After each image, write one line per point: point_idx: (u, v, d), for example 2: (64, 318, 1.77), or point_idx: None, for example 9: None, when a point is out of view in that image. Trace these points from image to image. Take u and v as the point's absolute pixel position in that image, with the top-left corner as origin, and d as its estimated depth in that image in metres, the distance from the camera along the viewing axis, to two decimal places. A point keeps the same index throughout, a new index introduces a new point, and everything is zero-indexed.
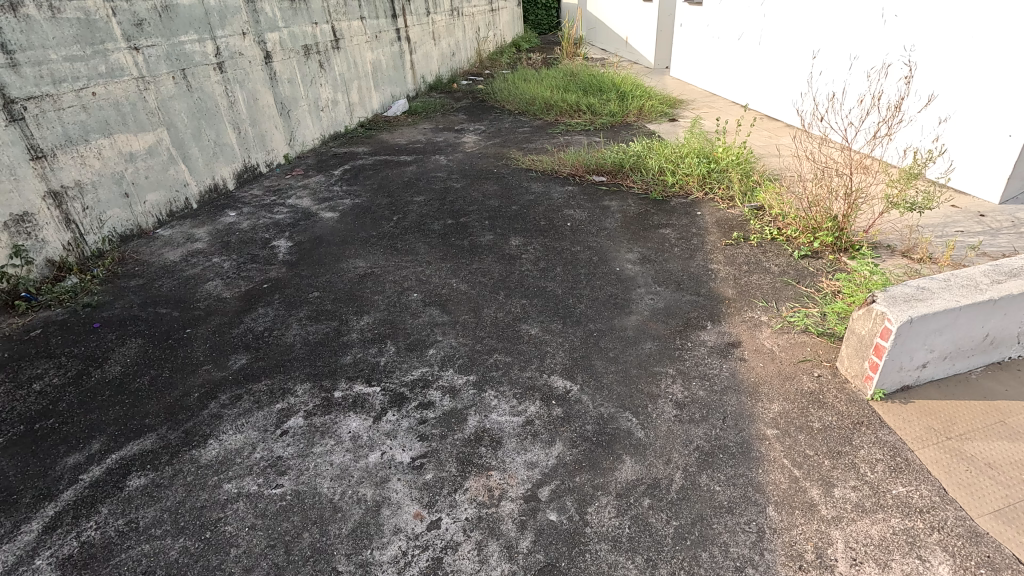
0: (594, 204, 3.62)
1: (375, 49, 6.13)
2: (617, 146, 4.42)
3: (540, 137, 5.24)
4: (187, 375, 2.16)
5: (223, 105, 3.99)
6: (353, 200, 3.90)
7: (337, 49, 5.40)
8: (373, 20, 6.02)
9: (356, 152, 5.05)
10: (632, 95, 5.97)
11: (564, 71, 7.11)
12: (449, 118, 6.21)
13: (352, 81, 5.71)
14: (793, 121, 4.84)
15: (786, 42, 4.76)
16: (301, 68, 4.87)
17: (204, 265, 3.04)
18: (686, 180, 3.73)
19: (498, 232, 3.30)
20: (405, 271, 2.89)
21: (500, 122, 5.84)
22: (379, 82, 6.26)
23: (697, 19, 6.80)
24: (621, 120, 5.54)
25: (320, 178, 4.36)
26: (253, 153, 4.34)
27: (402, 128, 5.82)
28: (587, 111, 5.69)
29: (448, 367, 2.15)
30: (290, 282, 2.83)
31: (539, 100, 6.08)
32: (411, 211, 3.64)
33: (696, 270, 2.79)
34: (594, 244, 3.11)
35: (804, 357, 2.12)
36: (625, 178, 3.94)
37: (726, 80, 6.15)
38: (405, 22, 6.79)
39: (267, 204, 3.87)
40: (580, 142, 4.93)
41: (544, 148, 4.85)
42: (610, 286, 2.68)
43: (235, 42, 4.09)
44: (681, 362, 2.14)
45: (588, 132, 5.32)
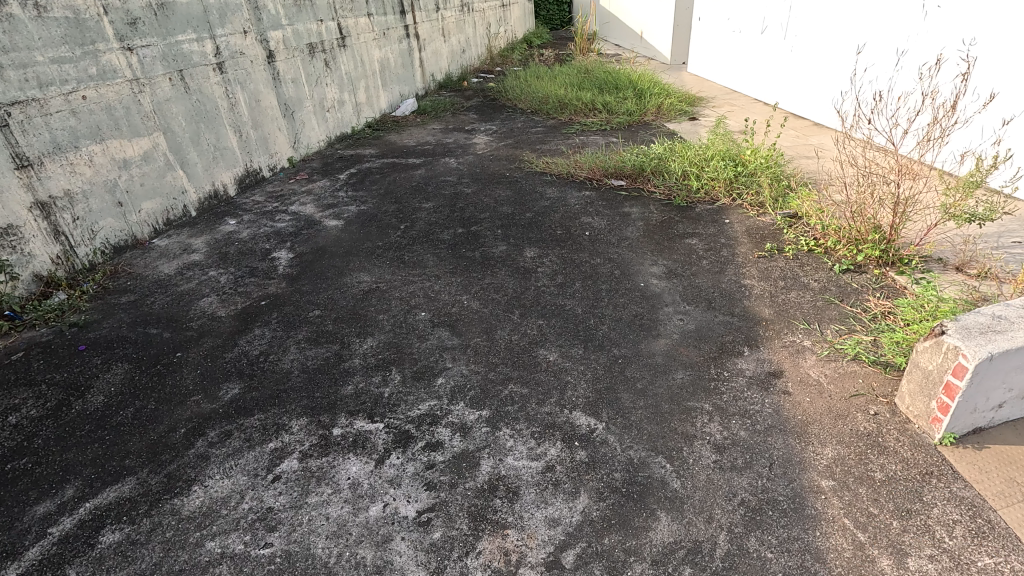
0: (614, 211, 3.40)
1: (382, 47, 5.93)
2: (637, 147, 4.18)
3: (555, 138, 5.01)
4: (174, 408, 1.98)
5: (223, 107, 3.81)
6: (359, 206, 3.71)
7: (344, 47, 5.22)
8: (381, 17, 5.83)
9: (363, 155, 4.86)
10: (650, 92, 5.72)
11: (578, 68, 6.87)
12: (459, 117, 6.00)
13: (360, 80, 5.52)
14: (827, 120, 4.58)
15: (823, 37, 4.49)
16: (306, 67, 4.69)
17: (200, 279, 2.86)
18: (712, 185, 3.49)
19: (512, 243, 3.09)
20: (412, 286, 2.69)
21: (512, 121, 5.62)
22: (387, 80, 6.07)
23: (718, 12, 6.52)
24: (639, 119, 5.30)
25: (325, 183, 4.18)
26: (255, 157, 4.17)
27: (411, 129, 5.63)
28: (603, 110, 5.46)
29: (458, 400, 1.95)
30: (290, 298, 2.64)
31: (553, 99, 5.85)
32: (419, 219, 3.44)
33: (727, 286, 2.56)
34: (615, 256, 2.89)
35: (856, 391, 1.89)
36: (646, 182, 3.71)
37: (752, 76, 5.88)
38: (414, 18, 6.59)
39: (269, 211, 3.69)
40: (596, 143, 4.70)
41: (559, 149, 4.62)
42: (635, 304, 2.46)
43: (236, 41, 3.91)
44: (718, 396, 1.92)
45: (604, 131, 5.09)
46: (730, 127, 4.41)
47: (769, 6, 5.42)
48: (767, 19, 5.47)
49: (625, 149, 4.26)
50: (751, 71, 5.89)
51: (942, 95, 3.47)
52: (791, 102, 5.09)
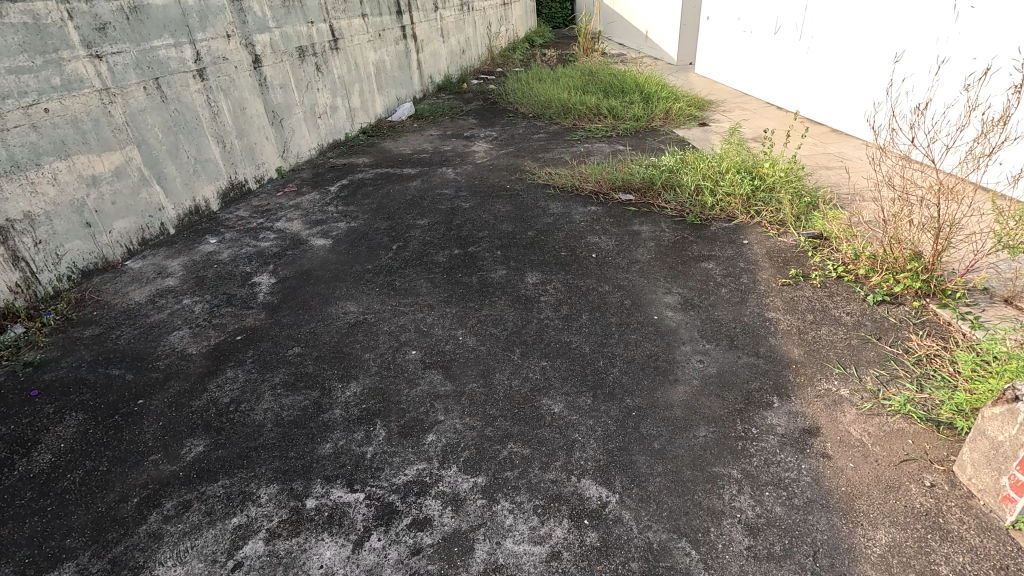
0: (623, 230, 3.16)
1: (378, 49, 5.69)
2: (646, 157, 3.94)
3: (558, 145, 4.77)
4: (129, 470, 1.74)
5: (205, 116, 3.58)
6: (349, 223, 3.47)
7: (337, 50, 4.98)
8: (376, 17, 5.59)
9: (357, 164, 4.62)
10: (657, 96, 5.47)
11: (582, 70, 6.61)
12: (458, 122, 5.76)
13: (353, 84, 5.28)
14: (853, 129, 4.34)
15: (852, 42, 4.24)
16: (295, 72, 4.44)
17: (172, 309, 2.63)
18: (728, 201, 3.25)
19: (512, 266, 2.86)
20: (403, 318, 2.45)
21: (513, 127, 5.38)
22: (383, 84, 5.82)
23: (728, 11, 6.25)
24: (646, 125, 5.06)
25: (314, 196, 3.94)
26: (240, 169, 3.93)
27: (407, 135, 5.38)
28: (608, 115, 5.21)
29: (450, 463, 1.71)
30: (268, 333, 2.40)
31: (555, 103, 5.61)
32: (414, 238, 3.20)
33: (750, 320, 2.32)
34: (625, 282, 2.65)
35: (907, 455, 1.65)
36: (656, 196, 3.46)
37: (767, 80, 5.62)
38: (411, 19, 6.35)
39: (253, 228, 3.45)
40: (602, 152, 4.46)
41: (562, 159, 4.37)
42: (648, 341, 2.22)
43: (219, 46, 3.67)
44: (747, 459, 1.68)
45: (610, 138, 4.85)
46: (744, 136, 4.16)
47: (786, 7, 5.17)
48: (785, 20, 5.22)
49: (633, 159, 4.01)
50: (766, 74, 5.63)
51: (992, 109, 3.22)
52: (813, 109, 4.84)
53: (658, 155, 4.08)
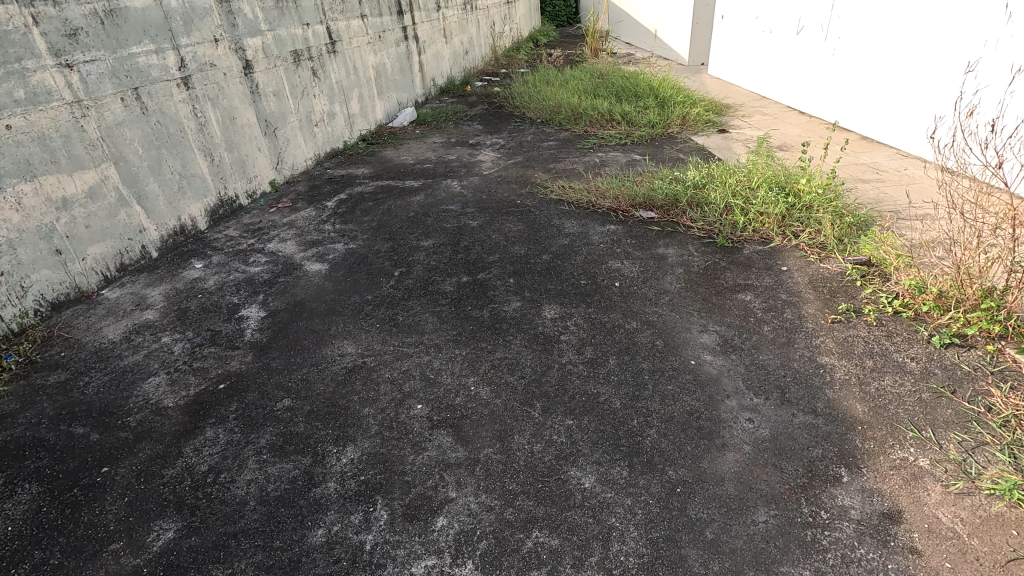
0: (646, 254, 2.88)
1: (378, 52, 5.41)
2: (667, 170, 3.66)
3: (570, 154, 4.49)
4: (84, 566, 1.47)
5: (191, 128, 3.30)
6: (347, 244, 3.19)
7: (335, 53, 4.70)
8: (375, 18, 5.31)
9: (356, 175, 4.34)
10: (672, 100, 5.18)
11: (591, 72, 6.32)
12: (462, 128, 5.48)
13: (353, 89, 5.00)
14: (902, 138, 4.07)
15: (901, 45, 3.96)
16: (290, 78, 4.17)
17: (149, 349, 2.35)
18: (761, 220, 2.97)
19: (527, 297, 2.58)
20: (407, 362, 2.18)
21: (521, 134, 5.10)
22: (383, 88, 5.54)
23: (746, 10, 5.97)
24: (662, 131, 4.78)
25: (310, 212, 3.66)
26: (230, 184, 3.65)
27: (409, 143, 5.10)
28: (622, 121, 4.93)
29: (465, 558, 1.43)
30: (255, 380, 2.13)
31: (565, 107, 5.33)
32: (418, 263, 2.93)
33: (800, 366, 2.04)
34: (655, 318, 2.37)
35: (1014, 553, 1.37)
36: (681, 215, 3.19)
37: (791, 82, 5.35)
38: (413, 19, 6.06)
39: (243, 250, 3.18)
40: (617, 162, 4.18)
41: (574, 170, 4.10)
42: (687, 394, 1.95)
43: (206, 51, 3.40)
44: (821, 555, 1.40)
45: (624, 146, 4.57)
46: (771, 146, 3.88)
47: (813, 6, 4.90)
48: (811, 19, 4.94)
49: (653, 172, 3.74)
50: (790, 77, 5.35)
51: None
52: (850, 116, 4.61)
53: (679, 167, 3.80)
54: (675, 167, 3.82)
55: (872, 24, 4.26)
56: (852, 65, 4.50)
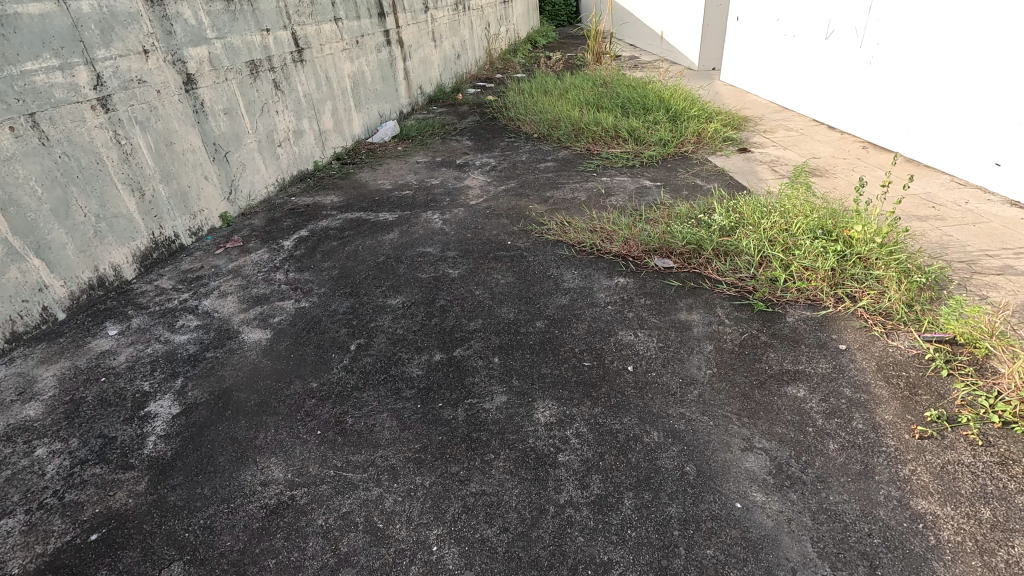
0: (666, 323, 2.31)
1: (355, 59, 4.84)
2: (686, 205, 3.10)
3: (570, 179, 3.91)
4: None
5: (111, 158, 2.72)
6: (299, 301, 2.63)
7: (302, 62, 4.13)
8: (352, 21, 4.75)
9: (323, 205, 3.77)
10: (685, 114, 4.61)
11: (593, 80, 5.74)
12: (450, 145, 4.92)
13: (325, 102, 4.43)
14: (962, 163, 3.51)
15: (967, 56, 3.39)
16: (244, 93, 3.59)
17: (14, 468, 1.78)
18: (807, 277, 2.41)
19: (515, 385, 2.02)
20: (351, 498, 1.61)
21: (515, 153, 4.53)
22: (362, 99, 4.97)
23: (767, 11, 5.40)
24: (675, 151, 4.22)
25: (262, 255, 3.09)
26: (167, 221, 3.08)
27: (389, 163, 4.53)
28: (629, 138, 4.37)
29: None
30: (140, 528, 1.56)
31: (565, 121, 4.77)
32: (381, 332, 2.36)
33: (890, 516, 1.47)
34: (681, 424, 1.81)
35: None
36: (705, 265, 2.63)
37: (819, 93, 4.78)
38: (396, 22, 5.50)
39: (172, 310, 2.61)
40: (624, 191, 3.62)
41: (575, 201, 3.54)
42: (735, 565, 1.37)
43: (132, 64, 2.82)
44: None
45: (632, 169, 4.02)
46: (805, 174, 3.32)
47: (845, 7, 4.34)
48: (843, 23, 4.38)
49: (668, 208, 3.18)
50: (818, 86, 4.78)
51: None
52: (891, 133, 4.05)
53: (698, 201, 3.24)
54: (694, 200, 3.26)
55: (922, 27, 3.69)
56: (897, 74, 3.94)
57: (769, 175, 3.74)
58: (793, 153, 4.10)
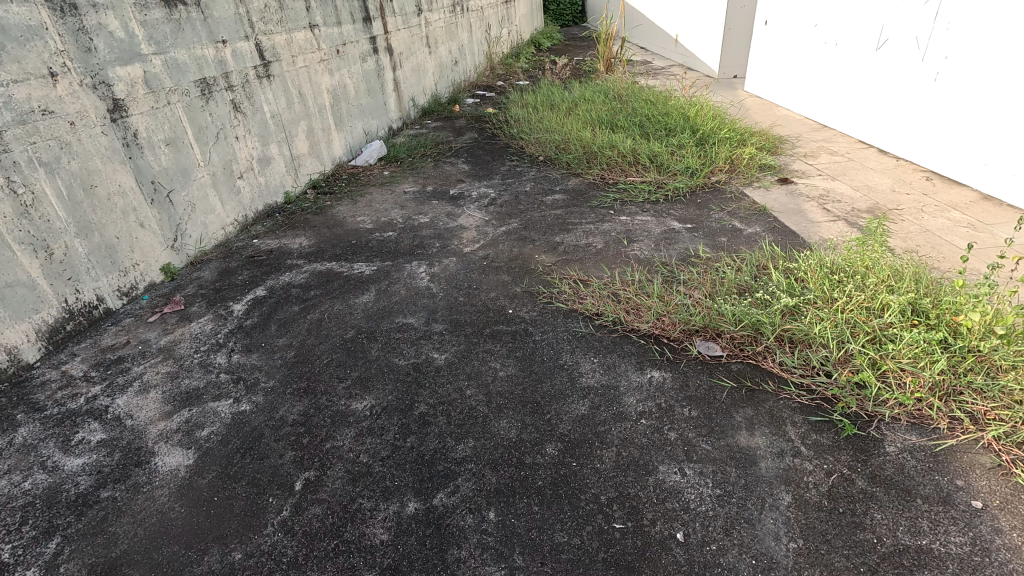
0: (722, 451, 1.71)
1: (335, 71, 4.24)
2: (729, 267, 2.51)
3: (583, 218, 3.30)
4: None
5: (2, 213, 2.13)
6: (238, 403, 2.03)
7: (268, 77, 3.54)
8: (331, 28, 4.16)
9: (289, 250, 3.17)
10: (714, 136, 3.99)
11: (604, 92, 5.13)
12: (444, 169, 4.32)
13: (297, 122, 3.84)
14: None
15: None
16: (194, 118, 3.00)
17: None
18: (907, 383, 1.80)
19: (517, 567, 1.42)
20: None
21: (518, 181, 3.94)
22: (343, 117, 4.38)
23: (803, 15, 4.79)
24: (704, 181, 3.62)
25: (204, 325, 2.50)
26: (88, 283, 2.48)
27: (372, 193, 3.93)
28: (651, 165, 3.77)
29: None
30: None
31: (576, 143, 4.17)
32: (339, 460, 1.76)
33: None
34: None
35: None
36: (765, 356, 2.03)
37: (867, 110, 4.17)
38: (384, 26, 4.90)
39: (73, 415, 2.01)
40: (648, 237, 3.03)
41: (590, 249, 2.94)
42: None
43: (33, 91, 2.22)
44: None
45: (656, 205, 3.42)
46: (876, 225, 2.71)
47: (903, 12, 3.73)
48: (900, 31, 3.77)
49: (705, 270, 2.58)
50: (866, 103, 4.17)
51: None
52: (961, 161, 3.43)
53: (741, 259, 2.64)
54: (736, 257, 2.66)
55: (1006, 36, 3.08)
56: (970, 92, 3.31)
57: (821, 216, 3.13)
58: (844, 186, 3.49)
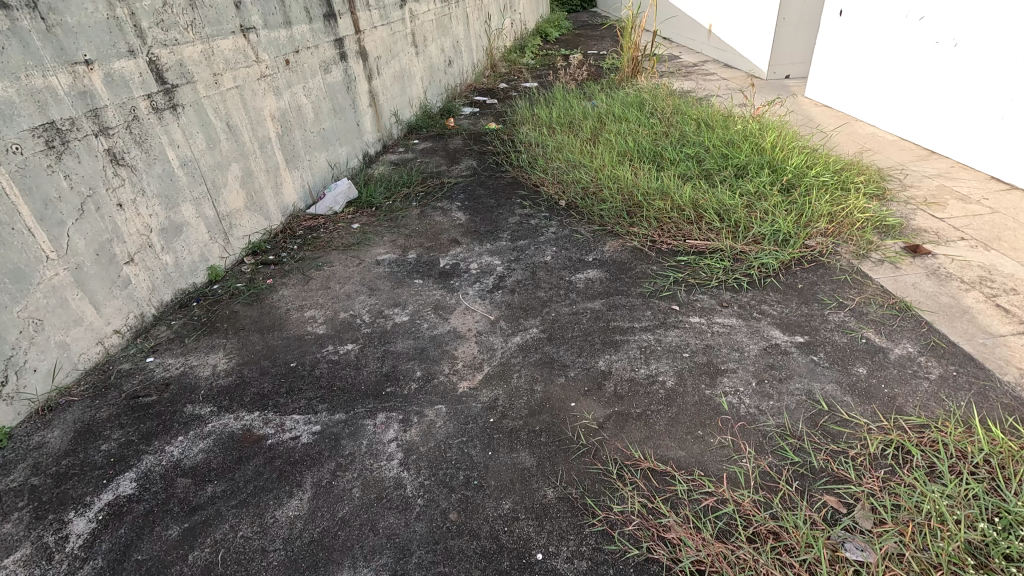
0: None
1: (283, 90, 3.14)
2: (919, 480, 1.46)
3: (634, 320, 2.24)
4: None
5: None
6: None
7: (173, 109, 2.44)
8: (275, 31, 3.05)
9: (194, 379, 2.09)
10: (803, 179, 2.91)
11: (639, 107, 4.04)
12: (433, 219, 3.23)
13: (224, 168, 2.74)
14: None
15: None
16: (31, 185, 1.90)
17: None
18: None
19: None
20: None
21: (535, 243, 2.86)
22: (298, 151, 3.29)
23: (902, 6, 3.68)
24: (800, 249, 2.56)
25: None
26: None
27: (332, 263, 2.84)
28: (721, 222, 2.71)
29: None
30: None
31: (611, 184, 3.10)
32: None
33: None
34: None
35: None
36: None
37: (1011, 138, 3.06)
38: (355, 23, 3.79)
39: None
40: (741, 365, 1.98)
41: (654, 391, 1.89)
42: None
43: None
44: None
45: (738, 291, 2.37)
46: None
47: None
48: None
49: (869, 475, 1.52)
50: (1005, 128, 3.07)
51: None
52: None
53: (922, 447, 1.58)
54: (913, 441, 1.60)
55: None
56: None
57: (998, 322, 2.07)
58: (1010, 261, 2.41)
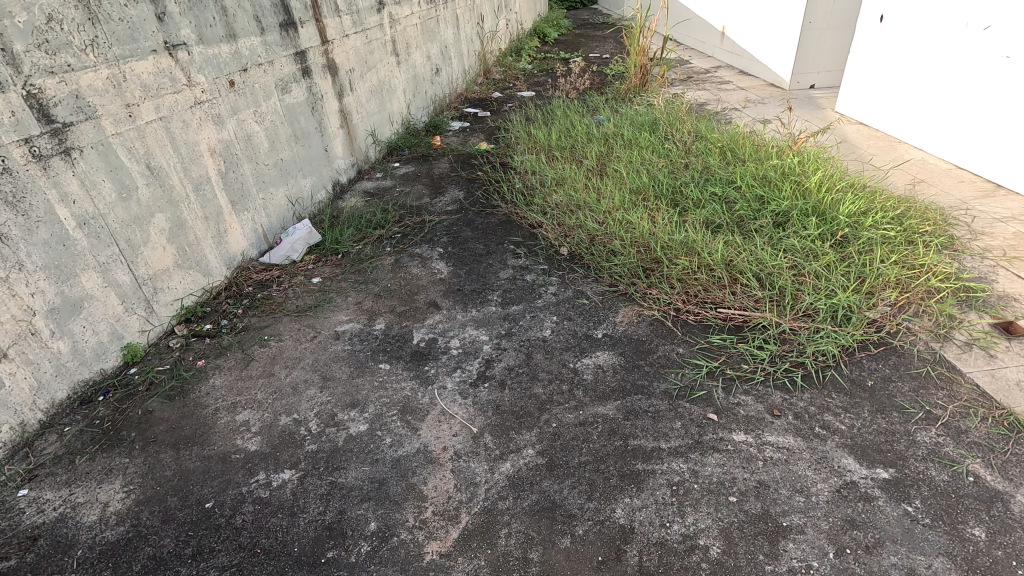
0: None
1: (227, 118, 2.59)
2: None
3: (659, 437, 1.72)
4: None
5: None
6: None
7: (67, 154, 1.89)
8: (215, 46, 2.50)
9: (72, 530, 1.57)
10: (859, 232, 2.38)
11: (652, 129, 3.50)
12: (408, 271, 2.69)
13: (143, 221, 2.19)
14: None
15: None
16: None
17: None
18: None
19: None
20: None
21: (531, 310, 2.33)
22: (248, 191, 2.74)
23: (961, 14, 3.13)
24: (864, 328, 2.03)
25: None
26: None
27: (281, 336, 2.31)
28: (762, 289, 2.18)
29: None
30: None
31: (623, 232, 2.57)
32: None
33: None
34: None
35: None
36: None
37: None
38: (321, 32, 3.23)
39: None
40: (810, 519, 1.45)
41: (695, 566, 1.36)
42: None
43: None
44: None
45: (790, 391, 1.85)
46: None
47: None
48: None
49: None
50: None
51: None
52: None
53: None
54: None
55: None
56: None
57: None
58: None
